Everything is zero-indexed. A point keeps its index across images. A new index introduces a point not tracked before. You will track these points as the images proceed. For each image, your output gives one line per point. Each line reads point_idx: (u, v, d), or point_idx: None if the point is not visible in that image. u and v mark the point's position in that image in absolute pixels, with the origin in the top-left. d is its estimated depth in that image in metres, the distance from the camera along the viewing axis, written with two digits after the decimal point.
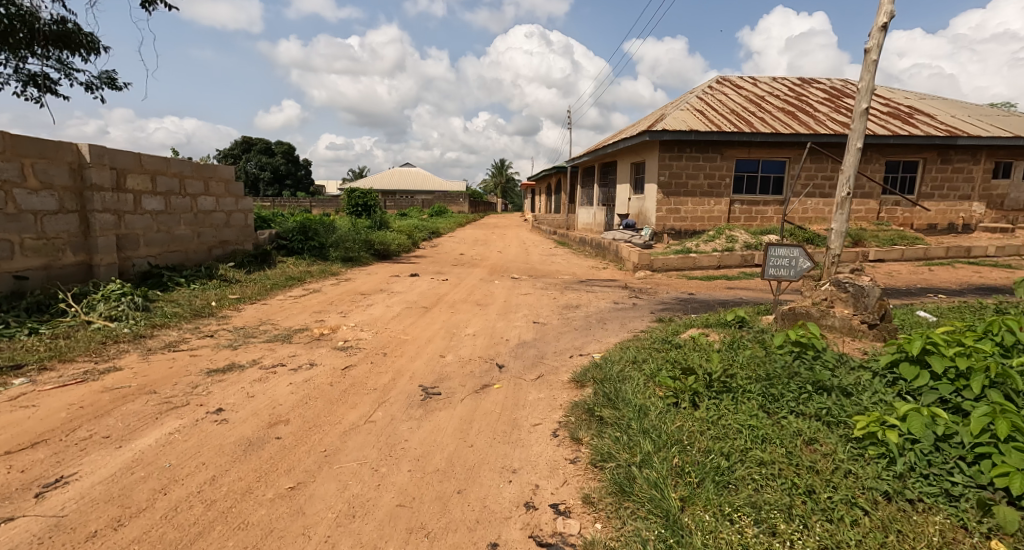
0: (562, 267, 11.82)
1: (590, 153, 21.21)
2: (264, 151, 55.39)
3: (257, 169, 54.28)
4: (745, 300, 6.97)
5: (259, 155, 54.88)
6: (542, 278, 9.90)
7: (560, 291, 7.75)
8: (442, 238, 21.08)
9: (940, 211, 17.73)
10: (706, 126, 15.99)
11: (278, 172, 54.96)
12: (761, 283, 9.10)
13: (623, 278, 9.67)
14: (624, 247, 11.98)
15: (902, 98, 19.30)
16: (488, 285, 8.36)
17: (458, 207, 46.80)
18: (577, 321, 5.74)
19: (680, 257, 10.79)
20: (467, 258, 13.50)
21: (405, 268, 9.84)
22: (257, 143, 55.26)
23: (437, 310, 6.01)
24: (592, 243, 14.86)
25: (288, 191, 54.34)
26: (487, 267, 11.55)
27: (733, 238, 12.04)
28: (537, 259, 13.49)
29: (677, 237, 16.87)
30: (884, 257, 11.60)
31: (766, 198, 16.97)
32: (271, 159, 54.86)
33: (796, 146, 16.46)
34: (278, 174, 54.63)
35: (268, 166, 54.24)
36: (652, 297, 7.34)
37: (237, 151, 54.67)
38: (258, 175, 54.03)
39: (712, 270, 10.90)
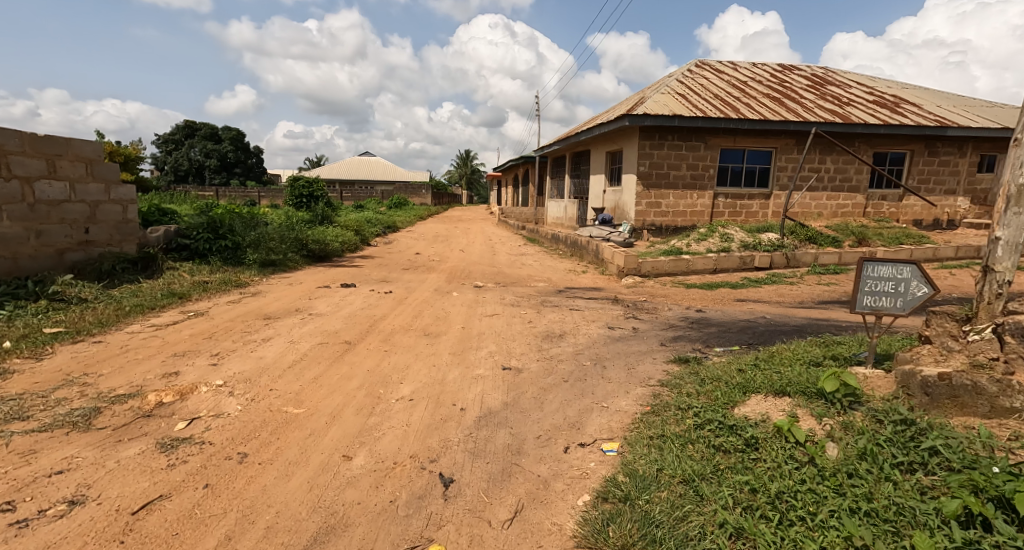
0: (535, 271, 10.13)
1: (561, 142, 19.61)
2: (210, 137, 51.63)
3: (201, 156, 50.39)
4: (774, 323, 5.42)
5: (204, 141, 51.02)
6: (512, 287, 8.19)
7: (535, 309, 6.04)
8: (399, 235, 19.06)
9: (925, 205, 16.85)
10: (689, 111, 14.59)
11: (226, 159, 51.29)
12: (772, 293, 7.65)
13: (609, 288, 8.06)
14: (606, 246, 10.42)
15: (886, 87, 18.41)
16: (444, 300, 6.56)
17: (421, 200, 44.52)
18: (564, 366, 4.02)
19: (673, 260, 9.28)
20: (423, 258, 11.63)
21: (342, 276, 7.92)
22: (201, 128, 51.28)
23: (364, 348, 4.18)
24: (567, 241, 13.27)
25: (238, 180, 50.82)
26: (446, 271, 9.73)
27: (727, 236, 10.70)
28: (505, 260, 11.81)
29: (658, 233, 15.49)
30: (891, 258, 10.49)
31: (752, 192, 15.76)
32: (217, 145, 51.07)
33: (783, 136, 15.30)
34: (226, 162, 50.94)
35: (214, 153, 50.48)
36: (654, 319, 5.72)
37: (179, 136, 50.67)
38: (204, 162, 50.17)
39: (708, 274, 9.48)
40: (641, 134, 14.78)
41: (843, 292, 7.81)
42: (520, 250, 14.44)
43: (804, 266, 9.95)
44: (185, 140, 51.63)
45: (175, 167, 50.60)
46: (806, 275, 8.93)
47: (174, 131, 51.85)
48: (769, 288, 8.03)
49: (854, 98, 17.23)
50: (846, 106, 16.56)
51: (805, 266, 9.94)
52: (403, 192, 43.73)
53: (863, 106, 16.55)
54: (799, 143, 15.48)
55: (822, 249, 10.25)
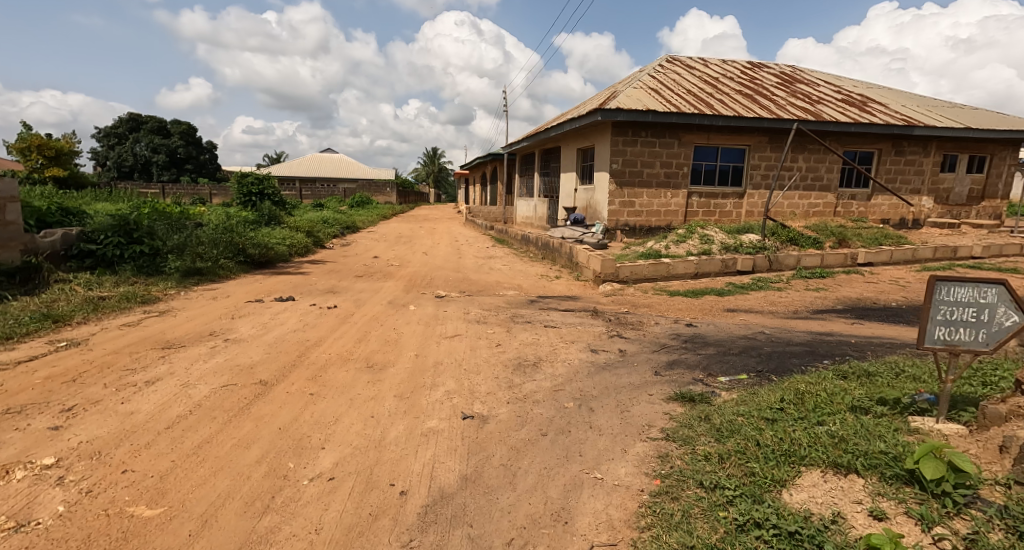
0: (503, 277, 9.28)
1: (530, 138, 18.84)
2: (158, 131, 48.75)
3: (148, 151, 47.48)
4: (777, 343, 4.71)
5: (151, 135, 48.12)
6: (477, 298, 7.31)
7: (504, 328, 5.18)
8: (358, 235, 17.88)
9: (893, 205, 16.77)
10: (663, 106, 14.03)
11: (175, 155, 48.49)
12: (761, 301, 7.03)
13: (586, 299, 7.27)
14: (579, 249, 9.69)
15: (854, 86, 18.28)
16: (397, 317, 5.62)
17: (385, 198, 43.05)
18: (540, 412, 3.17)
19: (652, 265, 8.62)
20: (380, 263, 10.63)
21: (283, 287, 6.88)
22: (148, 122, 48.39)
23: (283, 390, 3.22)
24: (537, 243, 12.50)
25: (189, 177, 48.16)
26: (405, 278, 8.79)
27: (707, 237, 10.13)
28: (471, 264, 10.93)
29: (631, 233, 14.93)
30: (872, 259, 10.06)
31: (725, 191, 15.35)
32: (166, 140, 48.21)
33: (756, 133, 14.93)
34: (176, 158, 48.18)
35: (162, 148, 47.62)
36: (640, 338, 4.96)
37: (123, 130, 47.70)
38: (151, 158, 47.29)
39: (689, 279, 8.90)
40: (614, 130, 14.15)
41: (833, 299, 7.23)
42: (487, 252, 13.58)
43: (786, 269, 9.47)
44: (130, 134, 48.62)
45: (119, 163, 47.57)
46: (791, 280, 8.38)
47: (118, 125, 48.75)
48: (756, 295, 7.41)
49: (823, 96, 17.00)
50: (817, 104, 16.31)
51: (788, 268, 9.45)
52: (366, 190, 42.17)
53: (834, 105, 16.33)
54: (771, 142, 15.14)
55: (803, 251, 9.80)
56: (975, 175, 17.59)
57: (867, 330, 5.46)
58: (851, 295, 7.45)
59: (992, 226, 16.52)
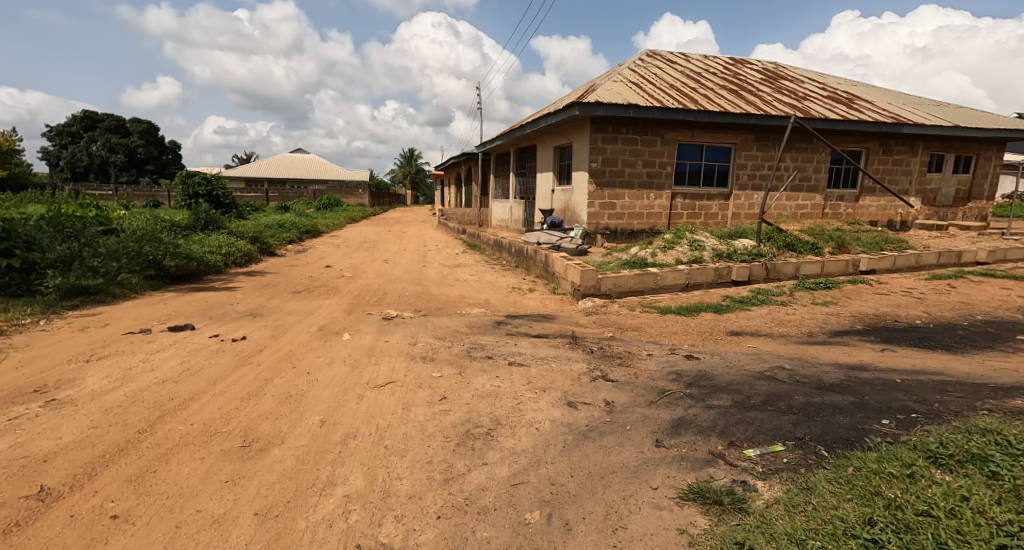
0: (469, 291, 8.11)
1: (504, 135, 17.76)
2: (115, 129, 46.27)
3: (105, 151, 45.03)
4: (806, 388, 3.60)
5: (107, 134, 45.66)
6: (433, 319, 6.11)
7: (454, 369, 3.99)
8: (318, 241, 16.50)
9: (881, 207, 16.02)
10: (645, 101, 13.09)
11: (135, 155, 46.04)
12: (765, 321, 5.98)
13: (562, 320, 6.15)
14: (556, 257, 8.62)
15: (840, 83, 17.54)
16: (320, 351, 4.39)
17: (357, 200, 41.45)
18: (484, 542, 2.02)
19: (638, 275, 7.71)
20: (330, 274, 9.35)
21: (190, 309, 5.61)
22: (104, 120, 45.92)
23: (64, 514, 1.98)
24: (510, 249, 11.40)
25: (150, 178, 45.88)
26: (353, 293, 7.57)
27: (697, 241, 9.17)
28: (435, 274, 9.74)
29: (612, 238, 13.97)
30: (875, 266, 9.13)
31: (710, 192, 14.51)
32: (124, 139, 45.76)
33: (742, 130, 14.08)
34: (135, 158, 45.76)
35: (120, 147, 45.16)
36: (629, 381, 3.84)
37: (77, 128, 45.22)
38: (108, 158, 44.82)
39: (679, 291, 7.98)
40: (593, 126, 13.18)
41: (846, 316, 6.23)
42: (456, 259, 12.42)
43: (785, 278, 8.55)
44: (86, 133, 46.13)
45: (73, 163, 44.92)
46: (794, 292, 7.41)
47: (72, 123, 46.17)
48: (757, 312, 6.41)
49: (809, 92, 16.23)
50: (803, 100, 15.54)
51: (786, 278, 8.53)
52: (338, 191, 40.57)
53: (820, 101, 15.56)
54: (758, 140, 14.32)
55: (802, 258, 8.87)
56: (961, 176, 16.61)
57: (905, 362, 4.40)
58: (865, 310, 6.47)
59: (979, 229, 15.50)
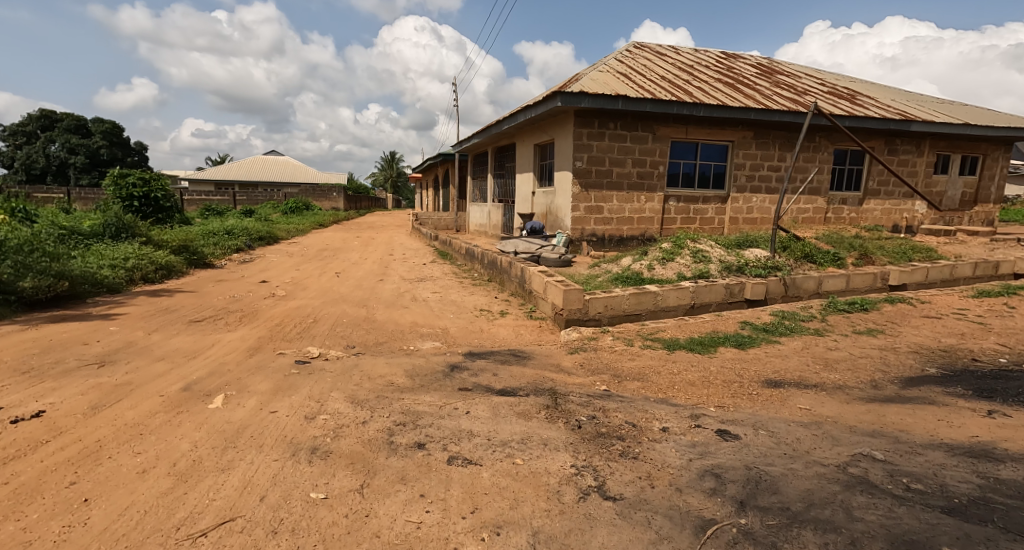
0: (423, 316, 6.55)
1: (480, 133, 16.29)
2: (76, 130, 43.82)
3: (65, 152, 42.53)
4: (947, 525, 2.07)
5: (67, 134, 43.15)
6: (360, 367, 4.51)
7: (350, 481, 2.41)
8: (271, 250, 14.75)
9: (887, 211, 14.69)
10: (634, 92, 11.73)
11: (98, 157, 43.61)
12: (805, 362, 4.49)
13: (536, 364, 4.60)
14: (535, 273, 7.15)
15: (839, 78, 16.37)
16: (150, 436, 2.79)
17: (332, 204, 39.54)
18: None
19: (634, 296, 6.36)
20: (257, 294, 7.68)
21: (9, 356, 3.97)
22: (64, 119, 43.43)
23: None
24: (483, 260, 9.89)
25: None
26: (275, 322, 5.94)
27: (701, 251, 7.82)
28: (390, 292, 8.15)
29: (599, 245, 12.54)
30: (906, 280, 7.79)
31: (706, 194, 13.20)
32: (86, 140, 43.33)
33: (740, 126, 12.79)
34: (98, 159, 43.30)
35: (81, 149, 42.71)
36: (640, 501, 2.33)
37: (34, 128, 42.72)
38: (68, 159, 42.31)
39: (684, 313, 6.67)
40: (577, 120, 11.78)
41: (906, 352, 4.77)
42: (421, 271, 10.87)
43: (805, 295, 7.21)
44: (43, 133, 43.58)
45: (29, 165, 42.29)
46: (825, 315, 6.01)
47: (27, 122, 43.48)
48: (788, 348, 4.95)
49: (809, 87, 15.00)
50: (804, 95, 14.32)
51: (807, 295, 7.21)
52: (311, 195, 38.67)
53: (822, 96, 14.31)
54: (757, 137, 13.05)
55: (824, 271, 7.49)
56: (968, 178, 15.52)
57: None
58: (923, 342, 5.04)
59: (989, 233, 14.25)
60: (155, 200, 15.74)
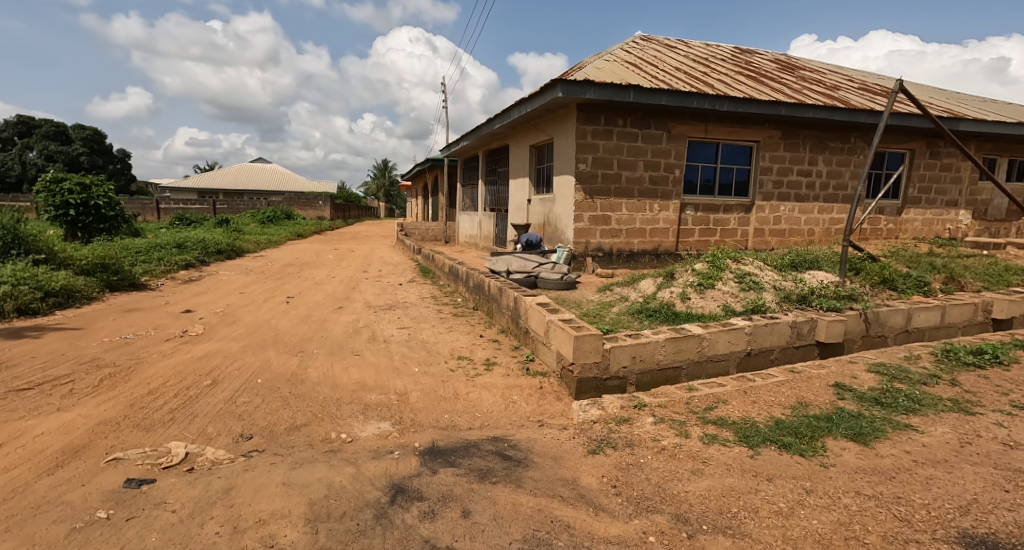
0: (377, 371, 4.68)
1: (469, 135, 14.50)
2: (55, 136, 41.83)
3: (42, 160, 40.36)
4: None
5: (45, 141, 41.03)
6: (230, 497, 2.58)
7: None
8: (225, 268, 12.84)
9: (928, 221, 12.82)
10: (646, 82, 10.00)
11: (76, 164, 41.54)
12: (993, 480, 2.62)
13: (535, 486, 2.71)
14: (532, 307, 5.33)
15: (868, 74, 14.60)
16: None
17: (318, 213, 37.65)
18: None
19: (671, 343, 4.56)
20: (163, 334, 5.81)
21: None
22: (42, 126, 41.39)
23: None
24: (467, 282, 8.07)
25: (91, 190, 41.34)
26: (153, 385, 4.08)
27: (748, 274, 6.00)
28: (344, 329, 6.29)
29: (605, 261, 10.76)
30: (1013, 313, 5.94)
31: (728, 203, 11.44)
32: (65, 147, 41.29)
33: (768, 124, 11.06)
34: (76, 167, 41.40)
35: (60, 156, 40.63)
36: None
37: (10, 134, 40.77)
38: (45, 167, 40.12)
39: (738, 363, 4.83)
40: (579, 115, 10.03)
41: None
42: (393, 294, 9.01)
43: (892, 335, 5.35)
44: (19, 140, 41.49)
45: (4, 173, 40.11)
46: (950, 373, 4.13)
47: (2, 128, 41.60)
48: (939, 441, 3.08)
49: (838, 82, 13.15)
50: (836, 88, 12.56)
51: (894, 334, 5.35)
52: (295, 204, 36.77)
53: (854, 91, 12.36)
54: (785, 137, 11.33)
55: (913, 301, 5.62)
56: (1014, 184, 13.85)
57: None
58: None
59: None
60: (95, 208, 14.28)
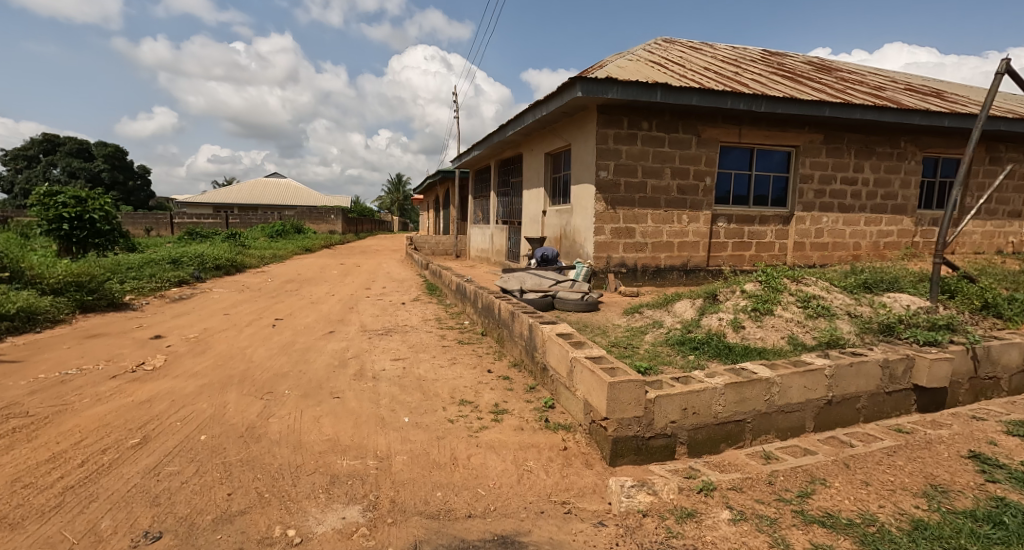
0: (356, 424, 3.72)
1: (480, 144, 13.67)
2: (78, 153, 42.29)
3: (64, 176, 40.68)
4: None
5: (69, 158, 41.48)
6: None
7: None
8: (219, 285, 12.07)
9: (988, 234, 11.58)
10: (675, 80, 9.03)
11: (96, 180, 41.87)
12: None
13: None
14: (551, 339, 4.33)
15: (913, 75, 13.41)
16: None
17: (330, 227, 37.22)
18: None
19: (732, 390, 3.53)
20: (113, 368, 4.93)
21: None
22: (66, 143, 41.90)
23: None
24: (476, 303, 7.11)
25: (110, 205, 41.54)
26: (62, 446, 3.15)
27: (814, 297, 4.93)
28: (328, 361, 5.35)
29: (629, 279, 9.75)
30: None
31: (764, 213, 10.35)
32: (87, 163, 41.67)
33: (808, 127, 10.02)
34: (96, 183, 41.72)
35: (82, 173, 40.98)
36: None
37: (34, 151, 41.36)
38: (66, 183, 40.43)
39: (817, 414, 3.75)
40: (600, 117, 9.10)
41: None
42: (393, 316, 8.08)
43: (1007, 376, 4.24)
44: (43, 157, 42.00)
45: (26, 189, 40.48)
46: None
47: (27, 145, 42.21)
48: None
49: (882, 83, 12.04)
50: (882, 88, 11.45)
51: (1010, 375, 4.23)
52: (307, 218, 36.25)
53: (903, 91, 11.24)
54: (828, 142, 10.24)
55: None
56: None
57: None
58: None
59: None
60: (91, 221, 13.71)
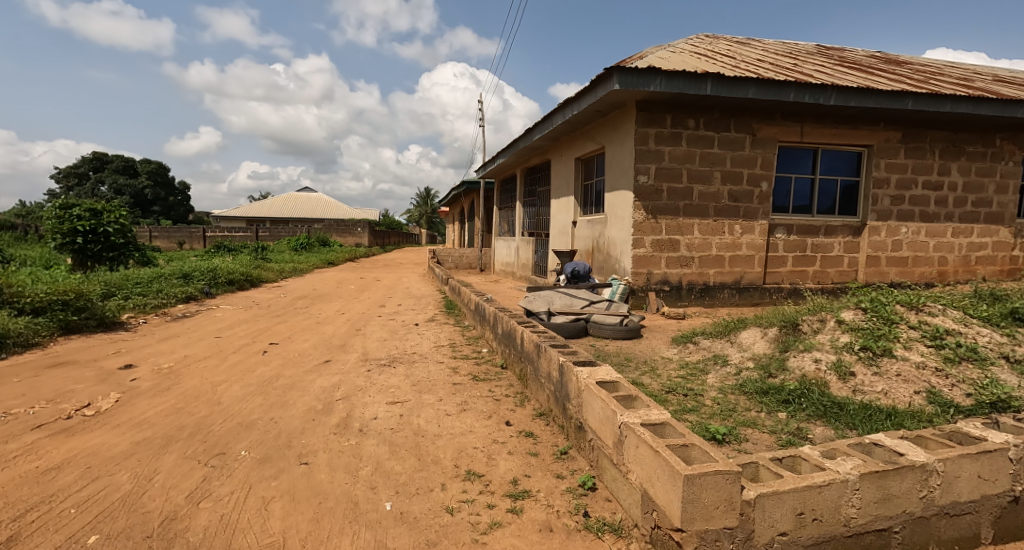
0: (315, 515, 2.65)
1: (506, 150, 12.68)
2: (125, 170, 43.52)
3: (109, 193, 41.84)
4: None
5: (115, 175, 42.70)
6: None
7: None
8: (227, 302, 11.33)
9: None
10: (727, 71, 7.84)
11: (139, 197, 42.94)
12: None
13: None
14: (590, 389, 3.18)
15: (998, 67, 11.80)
16: None
17: (357, 240, 36.93)
18: None
19: (873, 484, 2.31)
20: (46, 414, 4.00)
21: None
22: (114, 161, 43.18)
23: None
24: (495, 328, 6.01)
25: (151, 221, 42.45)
26: None
27: (947, 334, 3.64)
28: (308, 405, 4.32)
29: (672, 298, 8.51)
30: None
31: (831, 222, 8.96)
32: (131, 180, 42.78)
33: (884, 124, 8.64)
34: (140, 199, 42.80)
35: (126, 190, 42.05)
36: None
37: (85, 169, 42.79)
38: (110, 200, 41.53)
39: (996, 516, 2.49)
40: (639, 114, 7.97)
41: None
42: (402, 340, 7.05)
43: None
44: (92, 174, 43.38)
45: None
46: None
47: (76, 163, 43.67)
48: None
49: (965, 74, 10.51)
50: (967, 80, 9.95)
51: None
52: (334, 231, 36.02)
53: (993, 83, 9.71)
54: (907, 140, 8.83)
55: None
56: None
57: None
58: None
59: None
60: (105, 235, 13.27)
